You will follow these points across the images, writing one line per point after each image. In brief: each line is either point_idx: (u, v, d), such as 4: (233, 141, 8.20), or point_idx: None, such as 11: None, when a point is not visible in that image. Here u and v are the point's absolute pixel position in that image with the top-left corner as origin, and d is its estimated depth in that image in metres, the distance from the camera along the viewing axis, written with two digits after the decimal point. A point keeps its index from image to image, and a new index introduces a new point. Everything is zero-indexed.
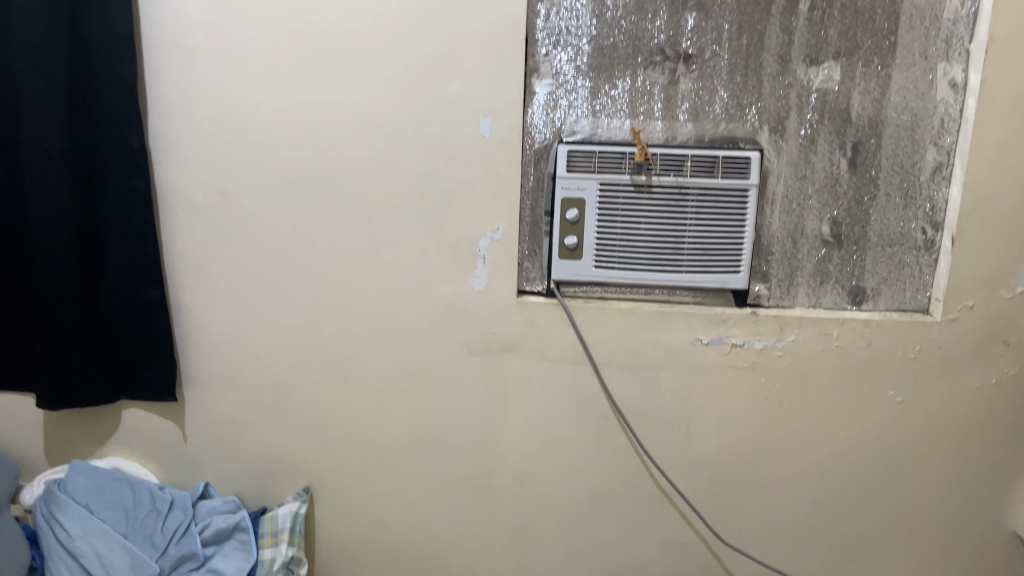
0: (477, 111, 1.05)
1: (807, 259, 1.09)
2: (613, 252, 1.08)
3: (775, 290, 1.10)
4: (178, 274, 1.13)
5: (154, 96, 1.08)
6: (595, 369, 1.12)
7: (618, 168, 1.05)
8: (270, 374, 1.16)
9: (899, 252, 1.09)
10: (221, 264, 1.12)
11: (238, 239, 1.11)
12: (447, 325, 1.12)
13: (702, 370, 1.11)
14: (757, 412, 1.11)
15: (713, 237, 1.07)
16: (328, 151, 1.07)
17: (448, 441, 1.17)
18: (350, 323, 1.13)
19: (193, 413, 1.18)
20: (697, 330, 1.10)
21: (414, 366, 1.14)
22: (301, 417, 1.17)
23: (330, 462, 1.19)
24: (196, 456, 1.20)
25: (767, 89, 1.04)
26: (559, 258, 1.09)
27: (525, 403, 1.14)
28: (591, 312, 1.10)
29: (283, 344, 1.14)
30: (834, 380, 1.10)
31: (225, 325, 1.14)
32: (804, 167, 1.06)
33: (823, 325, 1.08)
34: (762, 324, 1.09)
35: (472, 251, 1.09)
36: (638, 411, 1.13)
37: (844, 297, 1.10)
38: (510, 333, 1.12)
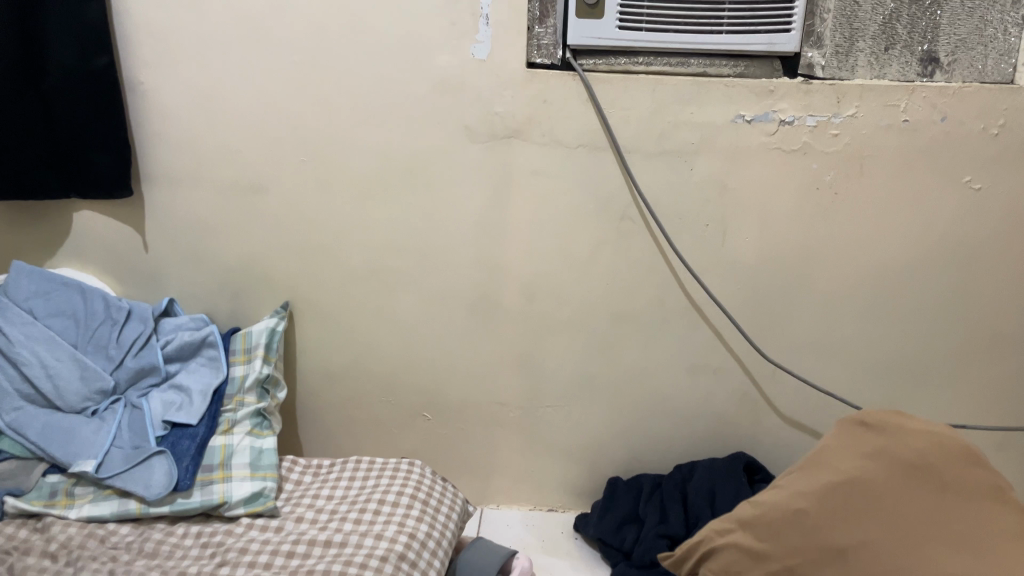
0: None
1: (870, 18, 0.92)
2: (640, 9, 0.91)
3: (832, 58, 0.93)
4: (130, 46, 0.96)
5: None
6: (618, 157, 0.96)
7: None
8: (241, 167, 1.00)
9: (981, 8, 0.91)
10: (179, 33, 0.96)
11: (197, 0, 0.94)
12: (445, 105, 0.96)
13: (743, 156, 0.95)
14: (807, 206, 0.96)
15: None
16: None
17: (448, 249, 1.02)
18: (334, 105, 0.97)
19: (155, 217, 1.03)
20: (739, 105, 0.93)
21: (408, 157, 0.99)
22: (278, 222, 1.02)
23: (314, 274, 1.04)
24: (160, 271, 1.05)
25: None
26: (576, 17, 0.92)
27: (537, 201, 0.99)
28: (614, 85, 0.94)
29: (257, 133, 0.99)
30: (899, 166, 0.94)
31: (189, 110, 0.99)
32: None
33: (890, 96, 0.92)
34: (815, 96, 0.92)
35: (471, 11, 0.93)
36: (667, 208, 0.97)
37: (912, 66, 0.93)
38: (518, 115, 0.96)
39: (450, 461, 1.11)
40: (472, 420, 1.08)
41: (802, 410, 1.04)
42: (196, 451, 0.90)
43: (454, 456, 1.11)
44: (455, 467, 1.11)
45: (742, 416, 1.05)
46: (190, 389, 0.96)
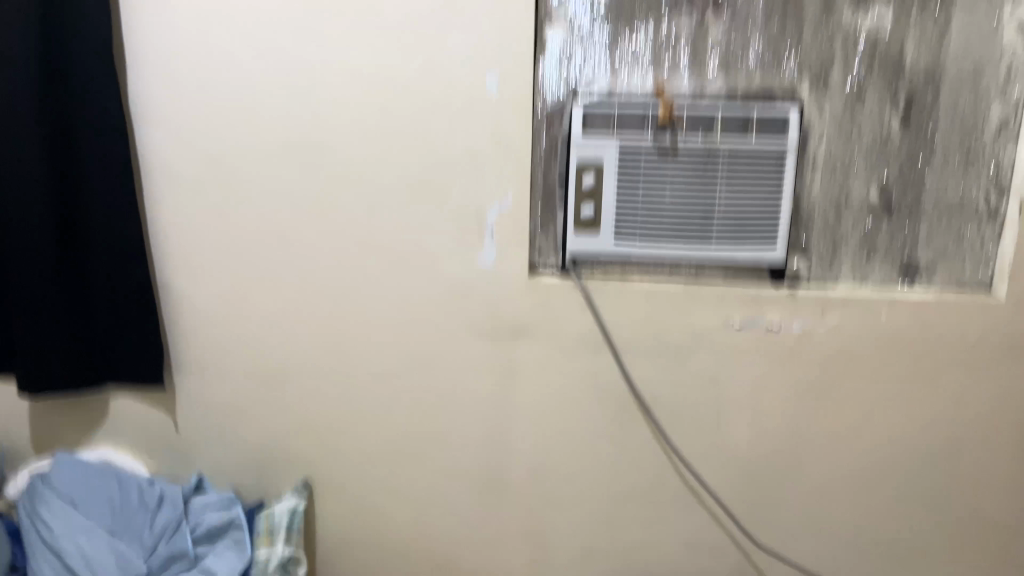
0: (483, 67, 0.94)
1: (852, 230, 0.98)
2: (634, 224, 0.98)
3: (816, 266, 0.99)
4: (165, 251, 1.05)
5: (130, 61, 0.99)
6: (615, 356, 1.02)
7: (639, 130, 0.94)
8: (264, 358, 1.08)
9: (957, 221, 0.97)
10: (211, 243, 1.04)
11: (227, 214, 1.03)
12: (455, 307, 1.04)
13: (734, 356, 1.01)
14: (795, 401, 1.02)
15: (746, 207, 0.96)
16: (322, 118, 0.98)
17: (457, 434, 1.08)
18: (353, 306, 1.05)
19: (185, 402, 1.10)
20: (728, 312, 1.00)
21: (420, 351, 1.06)
22: (299, 407, 1.09)
23: (331, 455, 1.10)
24: (190, 449, 1.12)
25: (808, 36, 0.92)
26: (574, 231, 0.99)
27: (540, 392, 1.05)
28: (611, 291, 1.00)
29: (280, 329, 1.07)
30: (881, 367, 0.99)
31: (218, 309, 1.07)
32: (849, 126, 0.94)
33: (870, 306, 0.98)
34: (800, 305, 0.98)
35: (479, 225, 1.00)
36: (663, 401, 1.03)
37: (895, 272, 0.98)
38: (522, 316, 1.03)
39: None
40: None
41: None
42: None
43: None
44: None
45: None
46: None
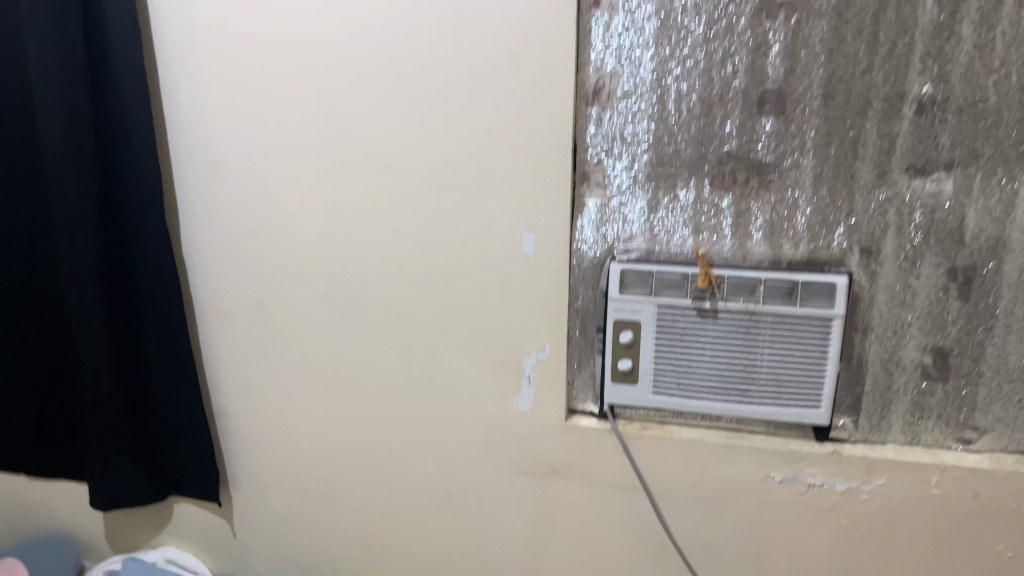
0: (520, 226, 0.94)
1: (904, 392, 0.94)
2: (672, 378, 0.97)
3: (863, 424, 0.96)
4: (221, 379, 1.11)
5: (185, 206, 1.05)
6: (651, 500, 1.02)
7: (679, 290, 0.93)
8: (313, 477, 1.13)
9: (1020, 389, 0.91)
10: (261, 374, 1.09)
11: (275, 348, 1.07)
12: (492, 443, 1.05)
13: (774, 508, 0.99)
14: (837, 556, 0.99)
15: (789, 369, 0.93)
16: (362, 266, 1.00)
17: (498, 557, 1.11)
18: (395, 436, 1.08)
19: (242, 512, 1.17)
20: (768, 467, 0.97)
21: (461, 481, 1.08)
22: (347, 522, 1.14)
23: (380, 566, 1.16)
24: (247, 552, 1.19)
25: (860, 203, 0.88)
26: (611, 381, 0.99)
27: (576, 527, 1.06)
28: (648, 440, 1.00)
29: (327, 453, 1.11)
30: (930, 531, 0.95)
31: (270, 432, 1.12)
32: (903, 293, 0.90)
33: (919, 472, 0.93)
34: (845, 465, 0.95)
35: (516, 371, 1.01)
36: (700, 546, 1.03)
37: (947, 435, 0.95)
38: (558, 457, 1.03)
39: None
40: None
41: None
42: None
43: None
44: None
45: None
46: None
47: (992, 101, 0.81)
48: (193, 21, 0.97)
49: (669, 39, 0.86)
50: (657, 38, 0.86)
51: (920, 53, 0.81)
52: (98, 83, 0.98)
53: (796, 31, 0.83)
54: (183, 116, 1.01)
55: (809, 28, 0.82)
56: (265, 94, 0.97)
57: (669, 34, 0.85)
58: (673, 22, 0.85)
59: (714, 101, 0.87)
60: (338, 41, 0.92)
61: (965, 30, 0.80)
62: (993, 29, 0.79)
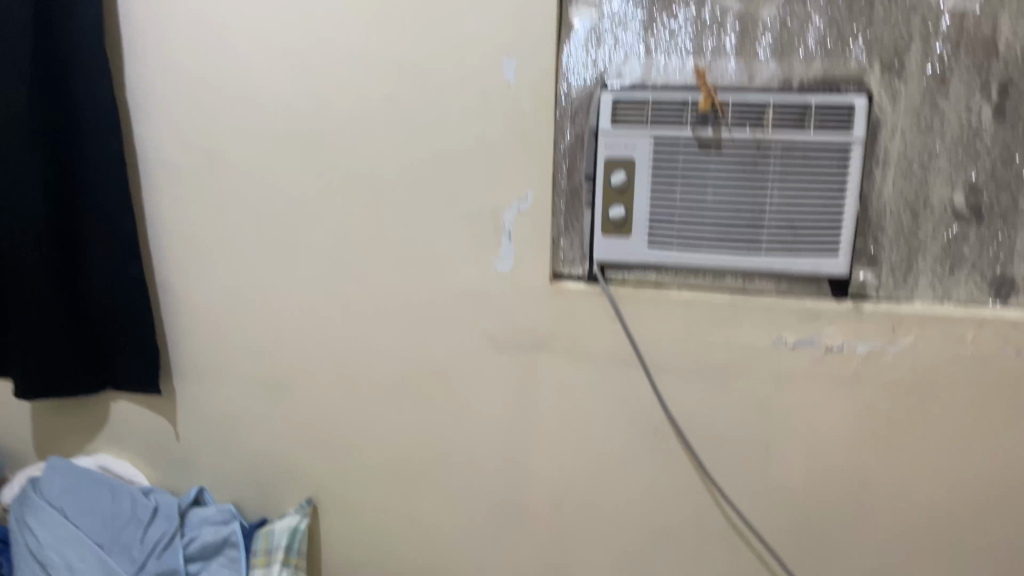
0: (500, 50, 0.84)
1: (932, 238, 0.83)
2: (670, 226, 0.85)
3: (886, 279, 0.84)
4: (164, 251, 0.99)
5: (130, 45, 0.93)
6: (647, 376, 0.90)
7: (678, 121, 0.82)
8: (268, 365, 1.00)
9: None
10: (208, 242, 0.97)
11: (223, 209, 0.95)
12: (466, 315, 0.93)
13: (786, 379, 0.87)
14: (858, 434, 0.87)
15: (803, 209, 0.83)
16: (324, 106, 0.89)
17: (474, 454, 0.98)
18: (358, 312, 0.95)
19: (187, 409, 1.04)
20: (780, 328, 0.86)
21: (433, 362, 0.96)
22: (305, 417, 1.01)
23: (342, 471, 1.03)
24: (191, 458, 1.06)
25: (880, 12, 0.78)
26: (602, 233, 0.87)
27: (562, 410, 0.94)
28: (643, 302, 0.88)
29: (283, 334, 0.99)
30: (964, 399, 0.84)
31: (219, 312, 0.99)
32: (929, 116, 0.80)
33: (952, 328, 0.82)
34: (867, 322, 0.84)
35: (494, 226, 0.89)
36: (703, 427, 0.91)
37: (983, 289, 0.83)
38: (543, 327, 0.92)
39: None
40: None
41: None
42: None
43: None
44: None
45: None
46: None
47: None
48: None
49: None
50: None
51: None
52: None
53: None
54: None
55: None
56: None
57: None
58: None
59: None
60: None
61: None
62: None
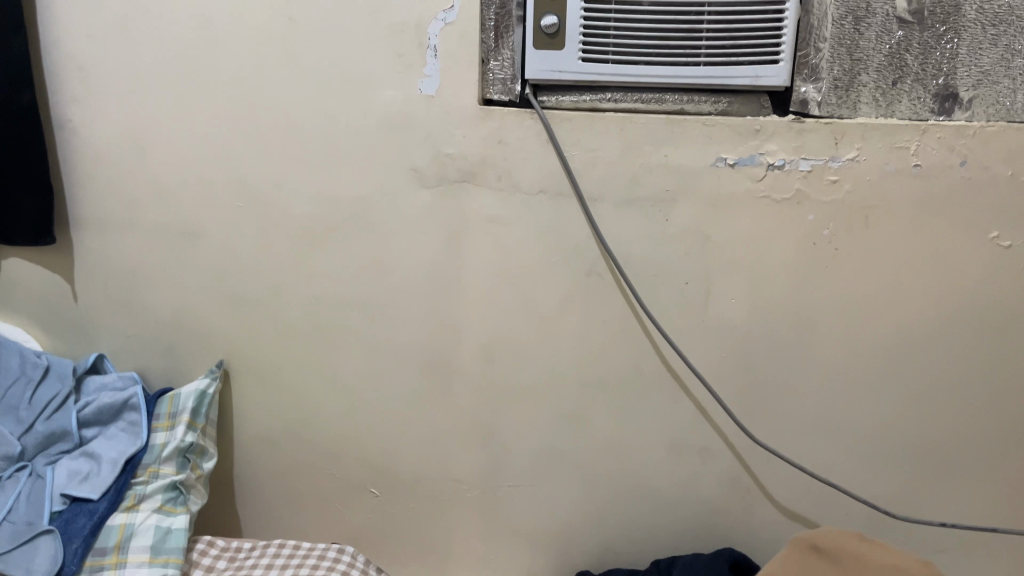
0: None
1: (874, 47, 0.79)
2: (605, 38, 0.81)
3: (830, 94, 0.80)
4: (60, 83, 0.90)
5: None
6: (581, 205, 0.84)
7: None
8: (172, 212, 0.92)
9: (1006, 35, 0.78)
10: (110, 73, 0.89)
11: (125, 32, 0.87)
12: (389, 145, 0.86)
13: (727, 204, 0.82)
14: (803, 262, 0.82)
15: (742, 12, 0.78)
16: None
17: (397, 307, 0.91)
18: (272, 145, 0.88)
19: (83, 266, 0.95)
20: (719, 146, 0.81)
21: (353, 202, 0.88)
22: (212, 272, 0.93)
23: (252, 335, 0.94)
24: (90, 321, 0.96)
25: None
26: (533, 48, 0.82)
27: (492, 251, 0.87)
28: (577, 123, 0.83)
29: (190, 176, 0.90)
30: (911, 217, 0.80)
31: (119, 153, 0.91)
32: None
33: (897, 139, 0.78)
34: (810, 136, 0.79)
35: (419, 42, 0.83)
36: (640, 263, 0.85)
37: (927, 103, 0.80)
38: (471, 156, 0.85)
39: (403, 544, 0.99)
40: (422, 499, 0.96)
41: (804, 501, 0.89)
42: (90, 531, 0.80)
43: (406, 538, 0.98)
44: (409, 550, 0.99)
45: (732, 507, 0.90)
46: (100, 457, 0.86)
47: None
48: None
49: None
50: None
51: None
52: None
53: None
54: None
55: None
56: None
57: None
58: None
59: None
60: None
61: None
62: None
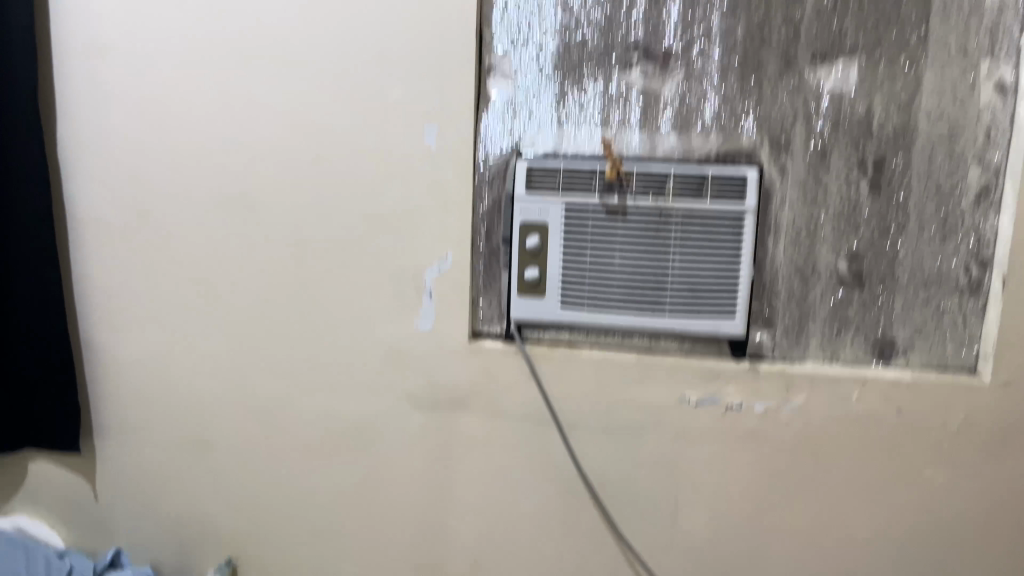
0: (422, 119, 0.89)
1: (821, 301, 0.89)
2: (581, 289, 0.90)
3: (781, 339, 0.91)
4: (91, 308, 1.00)
5: (61, 109, 0.96)
6: (560, 433, 0.93)
7: (587, 188, 0.88)
8: (188, 424, 1.00)
9: (935, 296, 0.88)
10: (137, 301, 0.99)
11: (153, 268, 0.98)
12: (387, 373, 0.95)
13: (691, 437, 0.91)
14: (760, 490, 0.91)
15: (703, 273, 0.88)
16: (252, 167, 0.93)
17: (393, 515, 0.99)
18: (280, 368, 0.97)
19: (105, 468, 1.03)
20: (684, 387, 0.91)
21: (353, 422, 0.97)
22: (223, 477, 1.01)
23: (259, 535, 1.02)
24: (109, 518, 1.04)
25: (769, 94, 0.85)
26: (518, 294, 0.91)
27: (480, 469, 0.96)
28: (557, 361, 0.92)
29: (206, 394, 0.99)
30: (855, 455, 0.89)
31: (141, 371, 1.00)
32: (815, 189, 0.87)
33: (840, 387, 0.88)
34: (763, 382, 0.89)
35: (416, 287, 0.93)
36: (614, 485, 0.94)
37: (867, 349, 0.90)
38: (460, 385, 0.94)
39: None
40: None
41: None
42: None
43: None
44: None
45: None
46: None
47: None
48: None
49: None
50: None
51: None
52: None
53: None
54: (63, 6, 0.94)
55: None
56: None
57: None
58: None
59: None
60: None
61: None
62: None
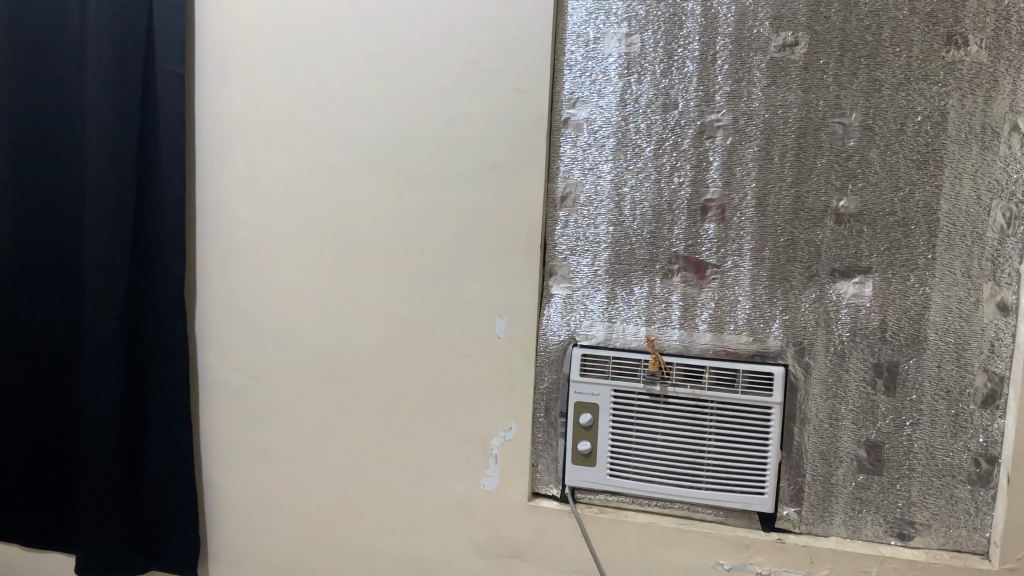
0: (492, 313, 1.05)
1: (844, 483, 0.99)
2: (627, 462, 1.02)
3: (807, 515, 1.00)
4: (212, 451, 1.19)
5: (201, 290, 1.17)
6: None
7: (632, 375, 1.01)
8: (286, 554, 1.18)
9: (949, 485, 0.97)
10: (249, 449, 1.17)
11: (264, 423, 1.16)
12: (456, 523, 1.10)
13: None
14: None
15: (734, 455, 0.99)
16: (350, 343, 1.11)
17: None
18: (365, 512, 1.13)
19: None
20: (718, 554, 1.01)
21: (426, 561, 1.12)
22: None
23: None
24: None
25: (794, 302, 0.99)
26: (571, 463, 1.05)
27: None
28: (604, 523, 1.04)
29: (301, 530, 1.16)
30: None
31: (250, 507, 1.18)
32: (836, 385, 0.99)
33: (860, 563, 0.98)
34: (789, 553, 0.99)
35: (483, 451, 1.08)
36: None
37: (886, 528, 0.99)
38: (519, 537, 1.07)
39: None
40: None
41: None
42: None
43: None
44: None
45: None
46: None
47: (900, 214, 0.95)
48: (225, 130, 1.13)
49: (626, 154, 1.01)
50: (615, 153, 1.02)
51: (836, 173, 0.96)
52: (141, 170, 1.12)
53: (732, 150, 0.98)
54: (207, 209, 1.15)
55: (744, 147, 0.98)
56: (276, 190, 1.12)
57: (626, 150, 1.01)
58: (629, 139, 1.01)
59: (665, 207, 1.01)
60: (347, 143, 1.08)
61: (873, 154, 0.95)
62: (896, 153, 0.95)
